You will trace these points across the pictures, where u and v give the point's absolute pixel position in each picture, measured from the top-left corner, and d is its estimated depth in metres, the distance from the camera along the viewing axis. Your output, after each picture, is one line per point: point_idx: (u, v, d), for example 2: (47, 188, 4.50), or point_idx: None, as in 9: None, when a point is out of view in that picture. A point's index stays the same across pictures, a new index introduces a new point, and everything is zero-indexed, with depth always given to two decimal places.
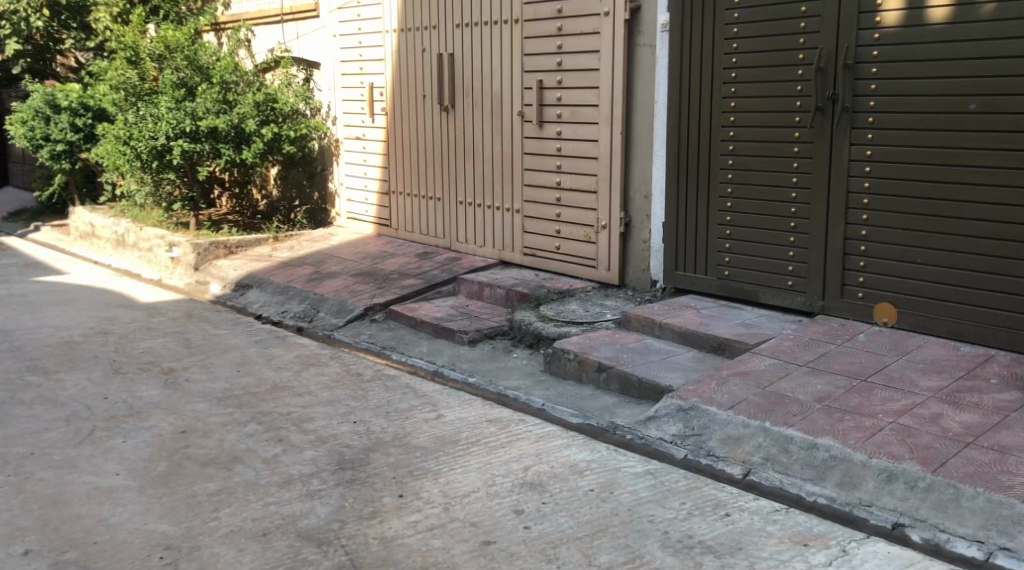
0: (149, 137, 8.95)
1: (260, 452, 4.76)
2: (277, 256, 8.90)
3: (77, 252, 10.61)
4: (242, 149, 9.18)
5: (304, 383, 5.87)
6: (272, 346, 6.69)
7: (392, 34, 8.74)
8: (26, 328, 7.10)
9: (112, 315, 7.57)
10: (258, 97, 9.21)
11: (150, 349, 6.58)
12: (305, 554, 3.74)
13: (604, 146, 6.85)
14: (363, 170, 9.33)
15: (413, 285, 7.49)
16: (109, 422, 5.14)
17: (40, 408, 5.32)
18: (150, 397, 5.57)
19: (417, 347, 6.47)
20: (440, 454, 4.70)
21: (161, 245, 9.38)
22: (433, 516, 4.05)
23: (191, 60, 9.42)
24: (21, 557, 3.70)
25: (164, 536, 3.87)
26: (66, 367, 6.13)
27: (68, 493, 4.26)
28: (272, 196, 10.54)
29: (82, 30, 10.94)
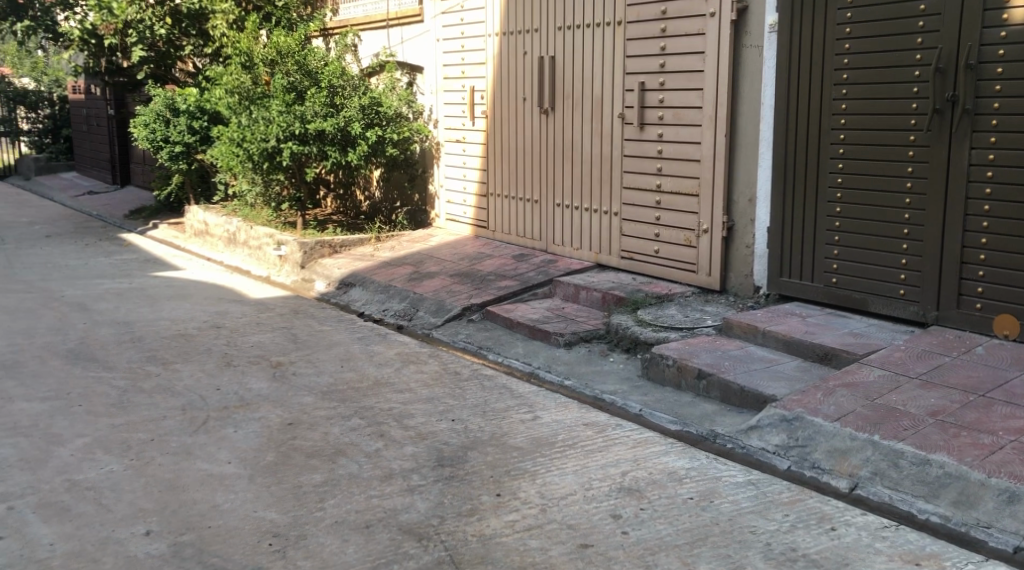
0: (261, 140, 9.30)
1: (363, 446, 4.88)
2: (379, 256, 9.10)
3: (192, 249, 11.07)
4: (348, 150, 9.41)
5: (404, 380, 5.98)
6: (373, 344, 6.84)
7: (494, 37, 8.83)
8: (145, 320, 7.47)
9: (223, 310, 7.88)
10: (364, 101, 9.40)
11: (259, 344, 6.82)
12: (406, 547, 3.82)
13: (707, 148, 6.76)
14: (463, 171, 9.45)
15: (511, 286, 7.54)
16: (221, 412, 5.35)
17: (159, 397, 5.58)
18: (259, 389, 5.78)
19: (515, 348, 6.52)
20: (538, 455, 4.73)
21: (270, 243, 9.70)
22: (531, 516, 4.07)
23: (301, 65, 9.61)
24: (143, 537, 3.89)
25: (273, 524, 4.01)
26: (182, 358, 6.41)
27: (185, 479, 4.46)
28: (374, 197, 10.70)
29: (200, 37, 11.46)
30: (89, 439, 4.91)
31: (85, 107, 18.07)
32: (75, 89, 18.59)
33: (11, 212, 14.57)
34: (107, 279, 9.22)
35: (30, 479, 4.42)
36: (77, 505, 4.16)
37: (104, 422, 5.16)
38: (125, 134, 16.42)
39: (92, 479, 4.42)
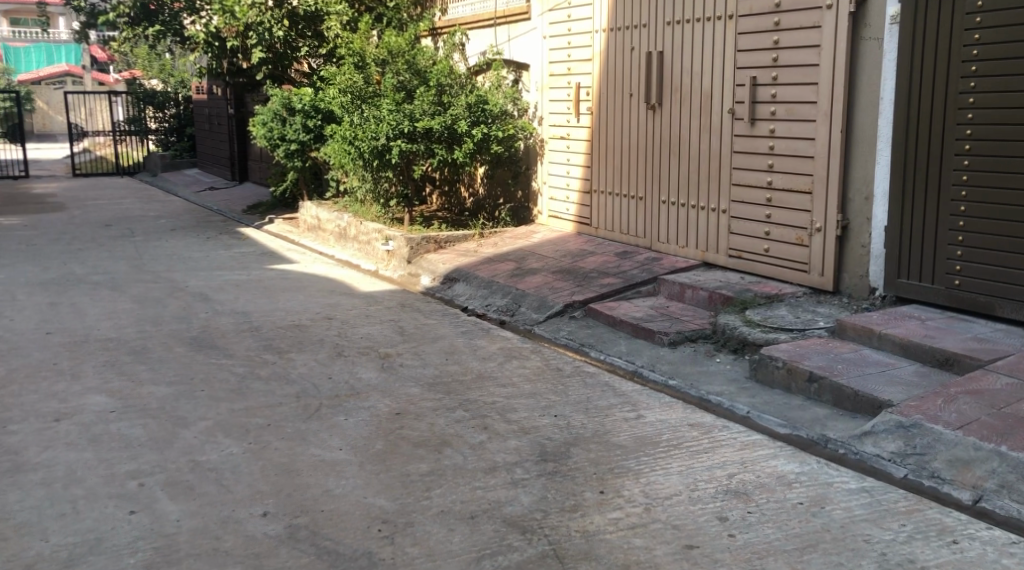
0: (371, 138, 9.50)
1: (468, 438, 4.94)
2: (482, 252, 9.17)
3: (304, 243, 11.42)
4: (454, 148, 9.51)
5: (507, 375, 6.03)
6: (478, 338, 6.92)
7: (601, 33, 8.79)
8: (262, 311, 7.75)
9: (334, 302, 8.10)
10: (470, 99, 9.51)
11: (368, 335, 7.00)
12: (510, 540, 3.85)
13: (821, 144, 6.57)
14: (567, 168, 9.44)
15: (615, 284, 7.50)
16: (333, 400, 5.51)
17: (274, 384, 5.79)
18: (368, 379, 5.93)
19: (619, 346, 6.48)
20: (642, 454, 4.69)
21: (378, 238, 9.92)
22: (635, 515, 4.05)
23: (411, 65, 9.88)
24: (260, 517, 4.05)
25: (382, 511, 4.11)
26: (296, 347, 6.63)
27: (298, 463, 4.61)
28: (477, 193, 10.74)
29: (316, 38, 11.92)
30: (210, 422, 5.13)
31: (207, 107, 18.88)
32: (198, 89, 19.45)
33: (139, 207, 15.35)
34: (226, 271, 9.61)
35: (157, 458, 4.65)
36: (200, 485, 4.36)
37: (224, 407, 5.38)
38: (243, 132, 17.06)
39: (214, 461, 4.63)
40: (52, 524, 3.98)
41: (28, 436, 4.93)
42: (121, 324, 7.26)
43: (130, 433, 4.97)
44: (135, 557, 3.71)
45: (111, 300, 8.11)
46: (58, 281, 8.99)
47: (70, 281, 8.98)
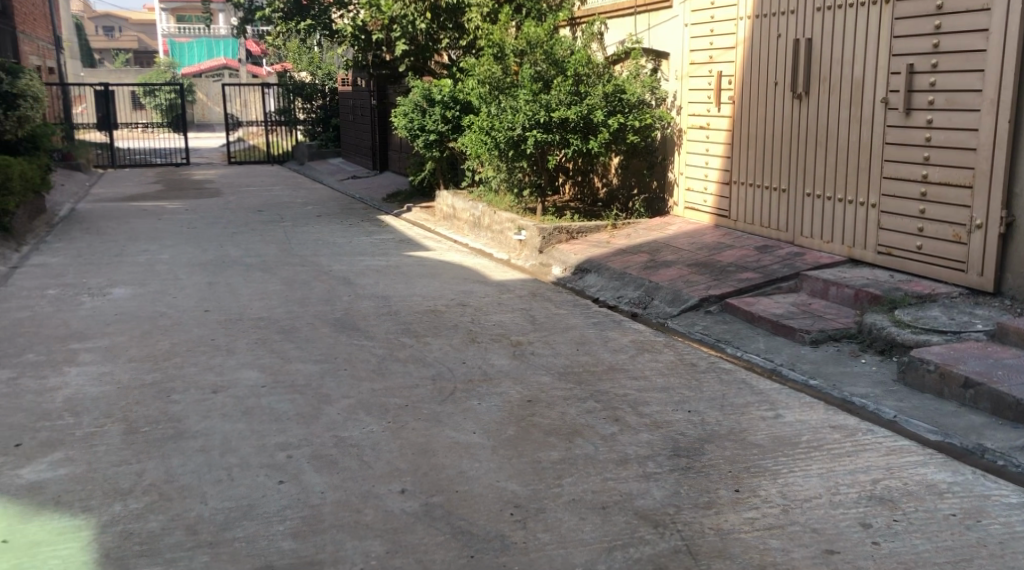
0: (507, 128, 9.59)
1: (599, 429, 4.92)
2: (615, 243, 9.10)
3: (440, 231, 11.63)
4: (589, 138, 9.47)
5: (640, 367, 5.97)
6: (609, 329, 6.87)
7: (746, 21, 8.55)
8: (401, 296, 7.96)
9: (468, 290, 8.23)
10: (607, 89, 9.43)
11: (501, 323, 7.07)
12: (642, 532, 3.82)
13: (984, 135, 6.18)
14: (705, 159, 9.23)
15: (754, 278, 7.29)
16: (467, 384, 5.60)
17: (412, 366, 5.95)
18: (501, 365, 5.99)
19: (757, 343, 6.30)
20: (779, 454, 4.55)
21: (512, 228, 9.99)
22: (772, 515, 3.93)
23: (549, 55, 9.82)
24: (398, 494, 4.17)
25: (514, 495, 4.16)
26: (432, 332, 6.77)
27: (434, 444, 4.71)
28: (611, 184, 10.63)
29: (457, 30, 11.97)
30: (352, 400, 5.31)
31: (352, 99, 19.51)
32: (344, 81, 20.12)
33: (288, 194, 16.04)
34: (367, 256, 9.91)
35: (303, 432, 4.85)
36: (342, 460, 4.52)
37: (365, 386, 5.56)
38: (385, 123, 17.53)
39: (356, 437, 4.78)
40: (209, 489, 4.22)
41: (188, 405, 5.23)
42: (271, 305, 7.60)
43: (278, 407, 5.20)
44: (283, 525, 3.90)
45: (262, 281, 8.50)
46: (215, 262, 9.50)
47: (225, 262, 9.47)
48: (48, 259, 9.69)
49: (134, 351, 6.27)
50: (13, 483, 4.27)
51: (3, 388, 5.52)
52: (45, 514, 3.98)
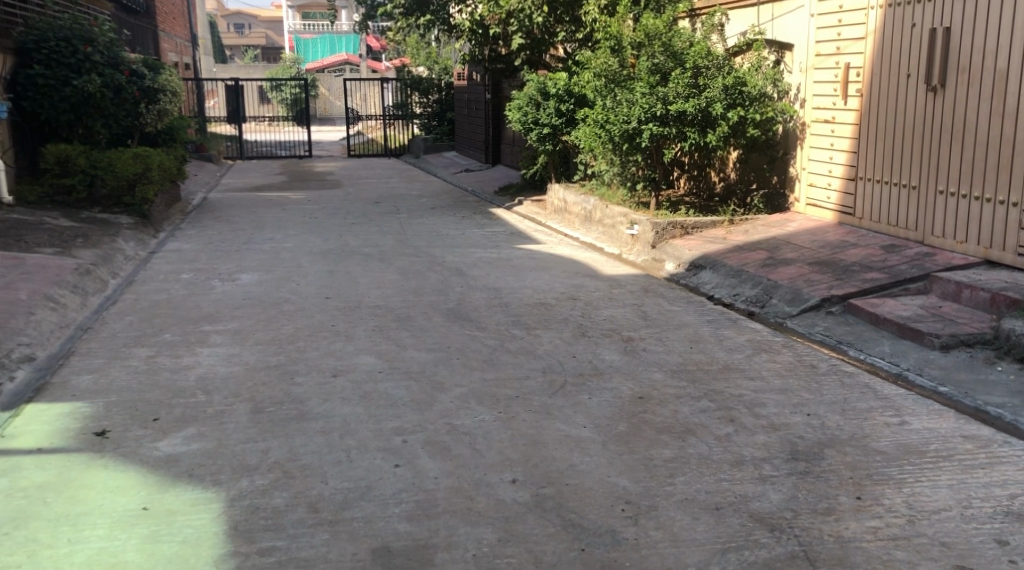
0: (622, 121, 9.54)
1: (712, 429, 4.82)
2: (731, 240, 8.90)
3: (550, 225, 11.62)
4: (707, 132, 9.32)
5: (756, 367, 5.81)
6: (725, 328, 6.73)
7: (877, 10, 8.21)
8: (512, 288, 7.99)
9: (579, 284, 8.20)
10: (727, 81, 9.18)
11: (612, 318, 7.02)
12: (757, 535, 3.74)
13: None
14: (830, 154, 8.91)
15: (880, 279, 7.00)
16: (578, 378, 5.59)
17: (523, 358, 5.97)
18: (612, 360, 5.94)
19: (882, 346, 6.05)
20: (905, 463, 4.35)
21: (624, 223, 9.89)
22: (896, 525, 3.77)
23: (667, 47, 9.56)
24: (510, 484, 4.21)
25: (625, 491, 4.13)
26: (543, 325, 6.78)
27: (545, 436, 4.72)
28: (729, 178, 10.34)
29: (573, 23, 11.97)
30: (464, 389, 5.37)
31: (467, 93, 19.70)
32: (460, 75, 20.36)
33: (404, 186, 16.35)
34: (479, 248, 10.00)
35: (418, 418, 4.94)
36: (455, 447, 4.58)
37: (477, 375, 5.63)
38: (500, 116, 17.64)
39: (468, 426, 4.84)
40: (329, 469, 4.35)
41: (310, 388, 5.40)
42: (387, 294, 7.76)
43: (394, 393, 5.31)
44: (398, 508, 4.00)
45: (380, 271, 8.69)
46: (335, 251, 9.77)
47: (345, 252, 9.73)
48: (183, 245, 10.19)
49: (260, 334, 6.52)
50: (151, 455, 4.51)
51: (141, 366, 5.84)
52: (179, 485, 4.19)
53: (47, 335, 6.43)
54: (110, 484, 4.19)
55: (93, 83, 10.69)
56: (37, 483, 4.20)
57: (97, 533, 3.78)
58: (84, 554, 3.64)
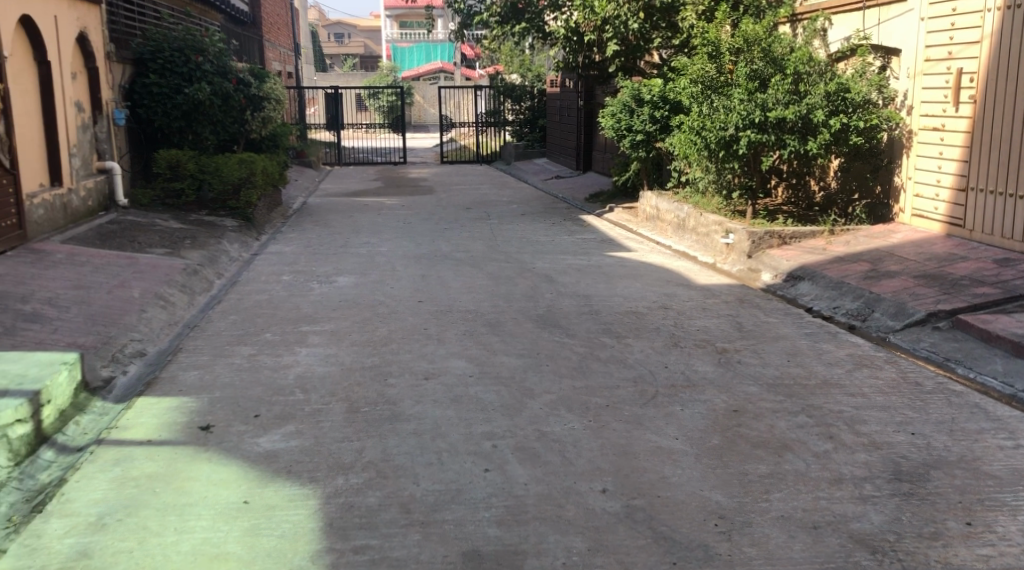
0: (719, 128, 9.40)
1: (810, 445, 4.68)
2: (831, 251, 8.64)
3: (642, 233, 11.50)
4: (808, 140, 9.06)
5: (857, 384, 5.62)
6: (823, 341, 6.54)
7: (994, 13, 7.88)
8: (602, 296, 7.95)
9: (672, 293, 8.10)
10: (829, 87, 8.95)
11: (706, 328, 6.90)
12: (858, 557, 3.63)
13: None
14: (938, 163, 8.59)
15: (992, 294, 6.70)
16: (670, 389, 5.50)
17: (614, 367, 5.92)
18: (705, 372, 5.84)
19: (994, 364, 5.77)
20: (1019, 489, 4.14)
21: (719, 231, 9.71)
22: (1010, 555, 3.61)
23: (767, 53, 9.45)
24: (600, 493, 4.17)
25: (719, 506, 4.05)
26: (634, 334, 6.71)
27: (636, 447, 4.66)
28: (829, 187, 9.97)
29: (670, 29, 11.89)
30: (554, 396, 5.36)
31: (559, 100, 19.73)
32: (553, 82, 20.39)
33: (495, 192, 16.46)
34: (570, 255, 9.98)
35: (508, 423, 4.95)
36: (545, 454, 4.58)
37: (568, 383, 5.60)
38: (592, 123, 17.60)
39: (559, 433, 4.82)
40: (421, 470, 4.40)
41: (403, 390, 5.48)
42: (478, 299, 7.82)
43: (485, 398, 5.34)
44: (489, 512, 4.01)
45: (471, 276, 8.76)
46: (428, 256, 9.89)
47: (437, 257, 9.84)
48: (283, 248, 10.49)
49: (356, 336, 6.65)
50: (252, 450, 4.64)
51: (244, 363, 6.02)
52: (278, 481, 4.30)
53: (157, 331, 6.70)
54: (213, 477, 4.34)
55: (203, 91, 11.10)
56: (147, 473, 4.37)
57: (201, 524, 3.91)
58: (189, 544, 3.76)
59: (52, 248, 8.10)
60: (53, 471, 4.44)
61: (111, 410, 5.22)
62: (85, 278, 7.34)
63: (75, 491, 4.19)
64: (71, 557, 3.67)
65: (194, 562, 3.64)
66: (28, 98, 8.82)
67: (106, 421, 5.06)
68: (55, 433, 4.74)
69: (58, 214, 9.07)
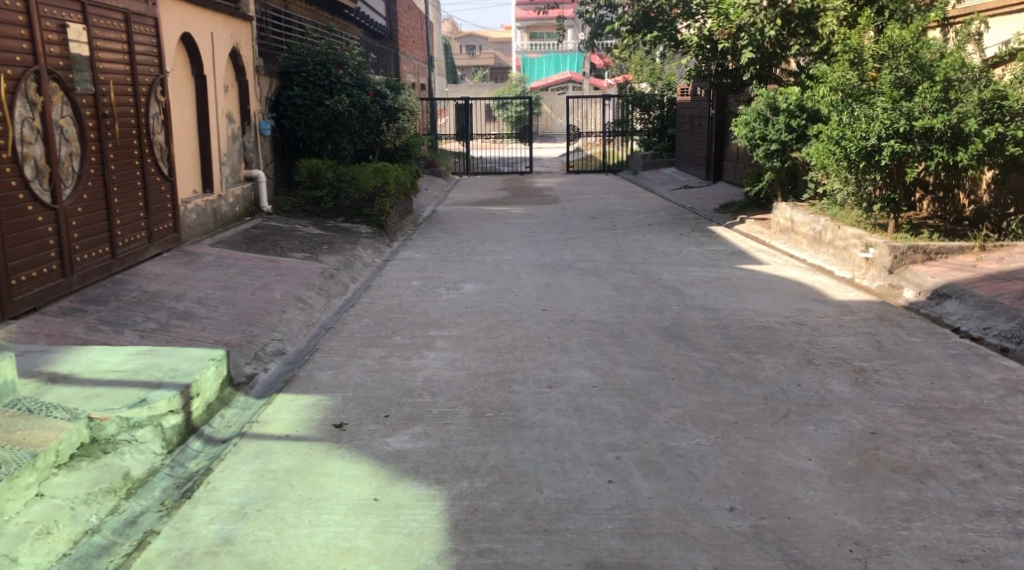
0: (861, 137, 8.97)
1: (957, 473, 4.43)
2: (981, 268, 8.15)
3: (775, 246, 11.18)
4: (958, 150, 8.58)
5: (1009, 411, 5.27)
6: (972, 364, 6.18)
7: None
8: (732, 309, 7.77)
9: (806, 308, 7.84)
10: (984, 95, 8.46)
11: (842, 346, 6.64)
12: None
13: None
14: None
15: None
16: (803, 408, 5.32)
17: (743, 383, 5.76)
18: (841, 392, 5.61)
19: None
20: None
21: (858, 245, 9.32)
22: None
23: (914, 59, 8.99)
24: (727, 512, 4.07)
25: (854, 531, 3.89)
26: (766, 350, 6.53)
27: (766, 466, 4.53)
28: (981, 201, 9.51)
29: (808, 36, 11.45)
30: (680, 410, 5.27)
31: (690, 109, 19.44)
32: (684, 91, 20.10)
33: (622, 202, 16.37)
34: (698, 267, 9.82)
35: (632, 436, 4.90)
36: (670, 468, 4.50)
37: (694, 397, 5.50)
38: (724, 132, 17.25)
39: (685, 448, 4.74)
40: (545, 478, 4.41)
41: (527, 397, 5.51)
42: (603, 309, 7.78)
43: (609, 408, 5.31)
44: (612, 523, 3.98)
45: (596, 286, 8.74)
46: (553, 265, 9.92)
47: (563, 266, 9.87)
48: (414, 254, 10.74)
49: (481, 342, 6.74)
50: (382, 449, 4.76)
51: (374, 365, 6.20)
52: (406, 480, 4.40)
53: (295, 332, 6.98)
54: (346, 474, 4.47)
55: (342, 103, 11.54)
56: (284, 467, 4.56)
57: (334, 518, 4.04)
58: (323, 536, 3.90)
59: (202, 250, 8.57)
60: (200, 460, 4.70)
61: (253, 405, 5.48)
62: (231, 279, 7.74)
63: (221, 481, 4.41)
64: (216, 543, 3.86)
65: (328, 555, 3.76)
66: (185, 110, 9.37)
67: (248, 416, 5.31)
68: (202, 425, 5.00)
69: (209, 219, 9.59)
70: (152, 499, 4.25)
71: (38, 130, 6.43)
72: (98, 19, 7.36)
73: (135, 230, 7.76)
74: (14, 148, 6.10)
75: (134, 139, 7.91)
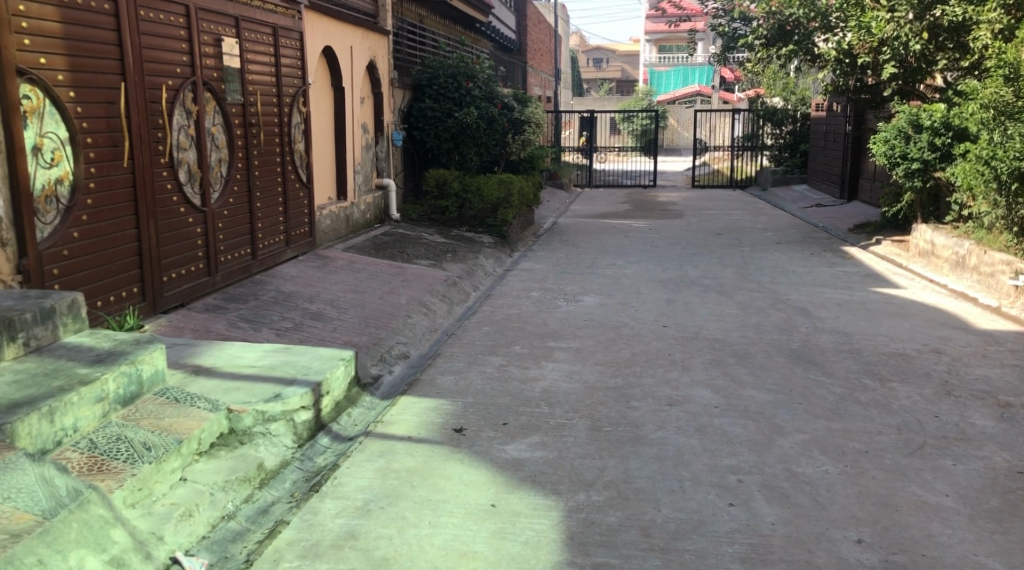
0: (1014, 157, 8.57)
1: None
2: None
3: (913, 269, 10.69)
4: None
5: None
6: None
7: None
8: (864, 334, 7.47)
9: (946, 336, 7.45)
10: None
11: (985, 378, 6.28)
12: None
13: None
14: None
15: None
16: (940, 441, 5.06)
17: (876, 412, 5.53)
18: (983, 426, 5.30)
19: None
20: None
21: (1006, 272, 8.82)
22: None
23: None
24: (855, 544, 3.92)
25: None
26: (901, 378, 6.24)
27: (899, 499, 4.33)
28: None
29: (958, 50, 11.03)
30: (807, 436, 5.11)
31: (824, 124, 18.83)
32: (819, 106, 19.50)
33: (749, 219, 15.99)
34: (829, 288, 9.49)
35: (755, 459, 4.78)
36: (795, 495, 4.37)
37: (823, 423, 5.31)
38: (860, 150, 16.70)
39: (811, 475, 4.59)
40: (663, 496, 4.35)
41: (646, 414, 5.45)
42: (727, 327, 7.63)
43: (731, 430, 5.19)
44: (732, 548, 3.89)
45: (719, 304, 8.57)
46: (676, 281, 9.79)
47: (685, 282, 9.72)
48: (535, 265, 10.80)
49: (601, 355, 6.72)
50: (500, 456, 4.81)
51: (495, 372, 6.28)
52: (523, 489, 4.43)
53: (420, 336, 7.14)
54: (465, 478, 4.54)
55: (471, 115, 11.72)
56: (407, 467, 4.67)
57: (453, 521, 4.11)
58: (442, 538, 3.97)
59: (335, 255, 8.88)
60: (328, 455, 4.86)
61: (378, 405, 5.63)
62: (361, 283, 7.99)
63: (346, 477, 4.55)
64: (341, 536, 3.99)
65: (447, 556, 3.83)
66: (324, 119, 9.74)
67: (373, 415, 5.46)
68: (331, 422, 5.17)
69: (342, 225, 9.94)
70: (283, 490, 4.43)
71: (193, 136, 6.81)
72: (250, 33, 7.75)
73: (274, 233, 8.13)
74: (171, 154, 6.49)
75: (277, 147, 8.28)
